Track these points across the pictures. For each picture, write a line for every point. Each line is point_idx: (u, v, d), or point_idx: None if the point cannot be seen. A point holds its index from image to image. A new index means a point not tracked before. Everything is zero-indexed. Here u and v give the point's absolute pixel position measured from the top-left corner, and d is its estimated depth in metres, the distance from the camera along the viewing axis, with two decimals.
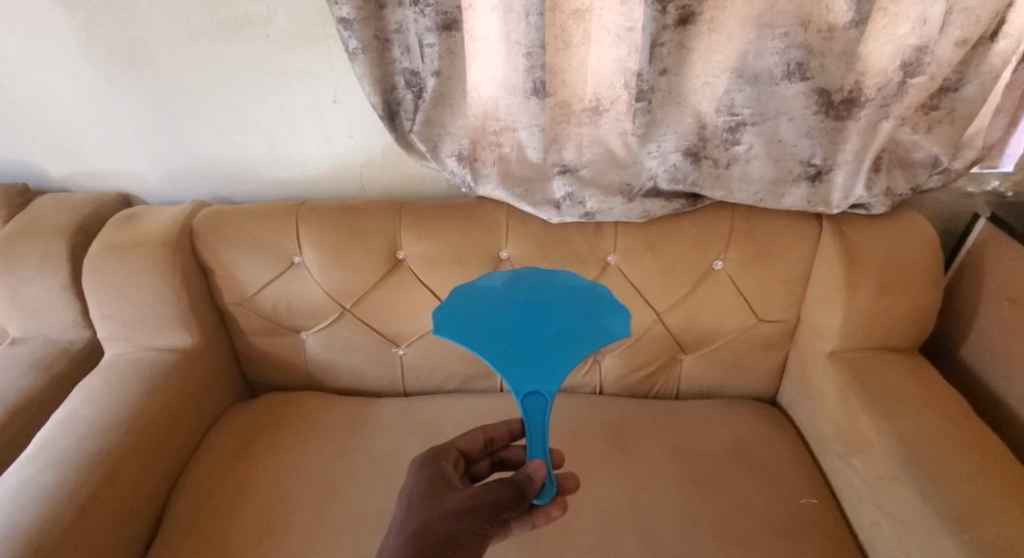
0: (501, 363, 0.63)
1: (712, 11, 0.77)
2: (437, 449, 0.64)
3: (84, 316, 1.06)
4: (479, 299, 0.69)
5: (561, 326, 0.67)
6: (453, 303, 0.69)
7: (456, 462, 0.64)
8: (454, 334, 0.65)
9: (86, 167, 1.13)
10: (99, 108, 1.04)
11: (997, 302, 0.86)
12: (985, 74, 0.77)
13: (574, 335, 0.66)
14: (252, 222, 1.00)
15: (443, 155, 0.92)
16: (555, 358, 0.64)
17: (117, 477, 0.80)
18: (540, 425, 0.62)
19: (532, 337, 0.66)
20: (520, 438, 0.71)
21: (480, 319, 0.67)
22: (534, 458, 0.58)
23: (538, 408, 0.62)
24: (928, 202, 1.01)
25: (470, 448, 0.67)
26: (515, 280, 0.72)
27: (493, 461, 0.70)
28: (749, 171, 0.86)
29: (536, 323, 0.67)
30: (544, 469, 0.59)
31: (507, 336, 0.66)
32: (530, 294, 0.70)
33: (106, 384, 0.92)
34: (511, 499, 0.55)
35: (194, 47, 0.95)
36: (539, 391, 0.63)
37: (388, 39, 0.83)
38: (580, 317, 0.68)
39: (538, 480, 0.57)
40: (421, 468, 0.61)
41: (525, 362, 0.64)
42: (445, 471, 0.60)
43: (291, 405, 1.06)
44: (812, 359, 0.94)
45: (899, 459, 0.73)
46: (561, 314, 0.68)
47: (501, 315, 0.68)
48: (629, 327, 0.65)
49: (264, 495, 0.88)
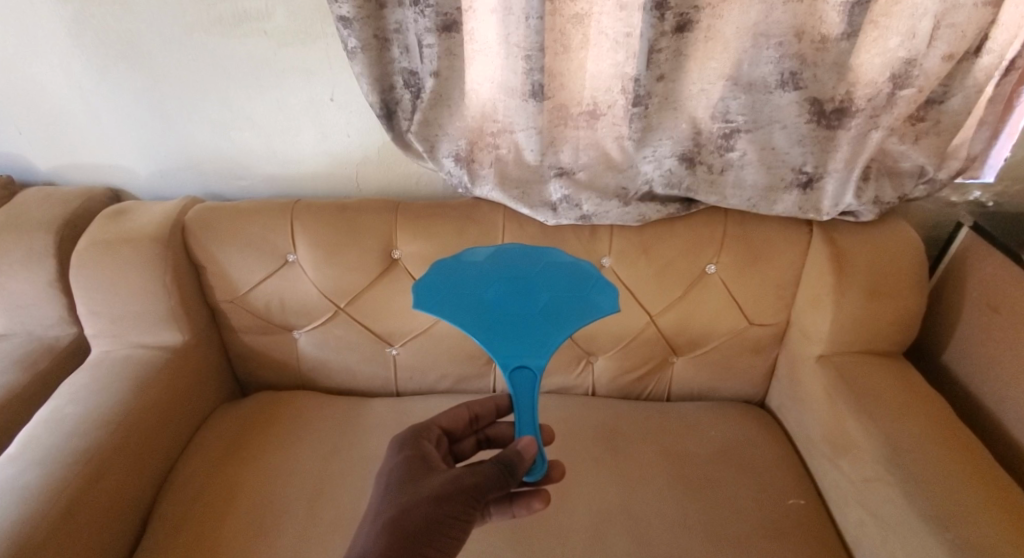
0: (487, 338, 0.64)
1: (708, 20, 0.78)
2: (418, 429, 0.64)
3: (70, 312, 1.04)
4: (464, 278, 0.70)
5: (549, 302, 0.67)
6: (439, 280, 0.70)
7: (437, 440, 0.65)
8: (439, 310, 0.65)
9: (74, 160, 1.11)
10: (88, 100, 1.02)
11: (978, 309, 0.89)
12: (969, 88, 0.80)
13: (561, 310, 0.67)
14: (246, 218, 0.99)
15: (440, 155, 0.92)
16: (542, 332, 0.65)
17: (105, 474, 0.78)
18: (529, 400, 0.63)
19: (518, 312, 0.67)
20: (506, 415, 0.72)
21: (465, 297, 0.68)
22: (525, 436, 0.58)
23: (526, 382, 0.63)
24: (913, 210, 1.03)
25: (452, 426, 0.68)
26: (500, 255, 0.73)
27: (479, 439, 0.70)
28: (743, 177, 0.88)
29: (523, 298, 0.68)
30: (535, 447, 0.59)
31: (492, 312, 0.66)
32: (515, 270, 0.70)
33: (93, 382, 0.91)
34: (496, 480, 0.54)
35: (189, 41, 0.94)
36: (526, 365, 0.63)
37: (387, 38, 0.83)
38: (566, 292, 0.68)
39: (529, 457, 0.57)
40: (401, 450, 0.61)
41: (512, 336, 0.65)
42: (425, 453, 0.60)
43: (283, 404, 1.05)
44: (801, 362, 0.95)
45: (885, 459, 0.75)
46: (547, 289, 0.69)
47: (487, 291, 0.68)
48: (616, 302, 0.66)
49: (256, 495, 0.88)
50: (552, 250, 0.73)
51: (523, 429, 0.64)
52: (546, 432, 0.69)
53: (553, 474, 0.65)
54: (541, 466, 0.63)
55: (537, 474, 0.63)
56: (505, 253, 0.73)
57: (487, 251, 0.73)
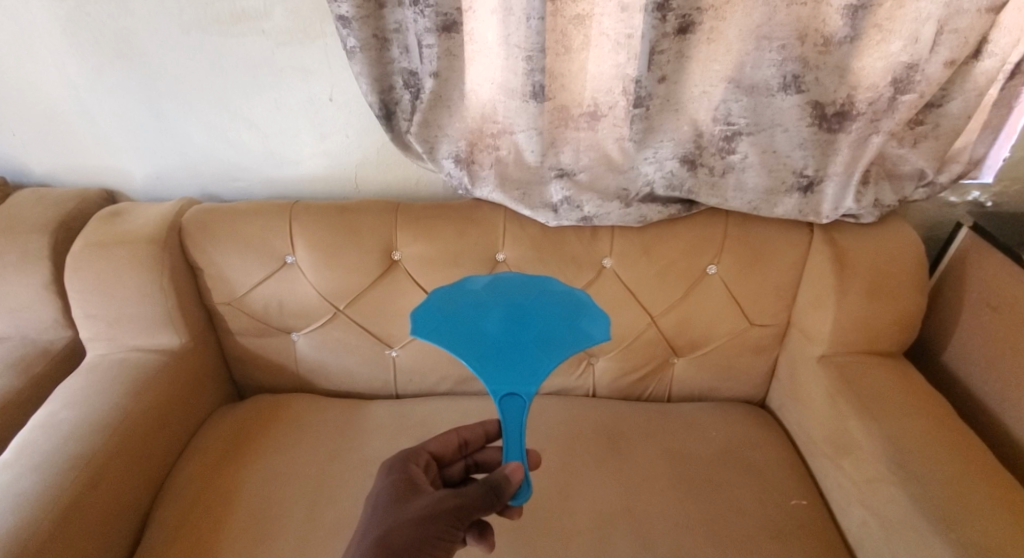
0: (481, 365, 0.64)
1: (710, 22, 0.78)
2: (406, 454, 0.64)
3: (65, 314, 1.03)
4: (460, 306, 0.70)
5: (542, 331, 0.68)
6: (435, 306, 0.70)
7: (426, 465, 0.65)
8: (434, 335, 0.66)
9: (69, 161, 1.09)
10: (84, 101, 1.01)
11: (979, 309, 0.90)
12: (970, 91, 0.80)
13: (553, 340, 0.67)
14: (244, 220, 0.98)
15: (439, 156, 0.92)
16: (534, 361, 0.65)
17: (103, 480, 0.77)
18: (517, 426, 0.63)
19: (511, 340, 0.67)
20: (496, 440, 0.71)
21: (460, 325, 0.68)
22: (512, 460, 0.57)
23: (516, 409, 0.63)
24: (912, 211, 1.04)
25: (442, 451, 0.67)
26: (498, 284, 0.73)
27: (467, 464, 0.70)
28: (744, 180, 0.88)
29: (517, 327, 0.68)
30: (523, 472, 0.58)
31: (486, 340, 0.66)
32: (512, 300, 0.71)
33: (89, 386, 0.90)
34: (481, 502, 0.55)
35: (187, 42, 0.93)
36: (517, 392, 0.63)
37: (387, 38, 0.83)
38: (558, 322, 0.69)
39: (516, 482, 0.57)
40: (389, 473, 0.61)
41: (505, 364, 0.65)
42: (413, 475, 0.61)
43: (282, 407, 1.04)
44: (802, 363, 0.96)
45: (888, 461, 0.75)
46: (541, 318, 0.69)
47: (483, 318, 0.69)
48: (607, 333, 0.67)
49: (255, 500, 0.87)
50: (549, 281, 0.74)
51: (510, 453, 0.63)
52: (531, 453, 0.66)
53: (522, 509, 0.61)
54: (528, 495, 0.60)
55: (522, 500, 0.60)
56: (503, 282, 0.73)
57: (486, 279, 0.73)
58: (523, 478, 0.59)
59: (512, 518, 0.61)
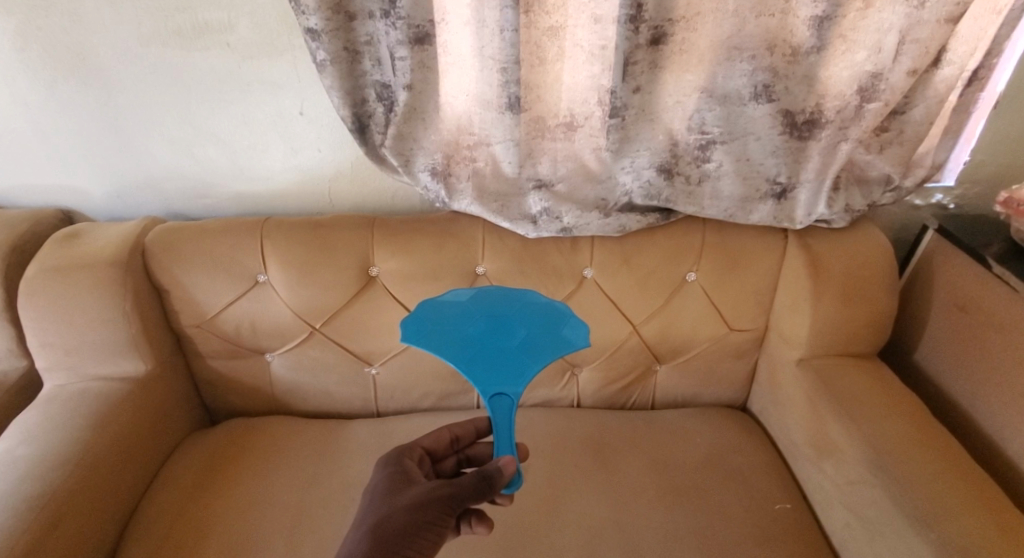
0: (467, 367, 0.64)
1: (684, 33, 0.79)
2: (401, 448, 0.63)
3: (20, 344, 0.97)
4: (446, 317, 0.70)
5: (525, 337, 0.68)
6: (421, 315, 0.70)
7: (420, 460, 0.64)
8: (423, 342, 0.66)
9: (22, 180, 1.04)
10: (36, 118, 0.96)
11: (948, 308, 0.93)
12: (931, 98, 0.84)
13: (536, 344, 0.67)
14: (211, 239, 0.95)
15: (415, 169, 0.90)
16: (520, 364, 0.65)
17: (63, 521, 0.72)
18: (506, 423, 0.62)
19: (498, 346, 0.67)
20: (486, 436, 0.71)
21: (448, 332, 0.68)
22: (505, 453, 0.57)
23: (503, 407, 0.63)
24: (881, 214, 1.07)
25: (434, 446, 0.67)
26: (482, 295, 0.73)
27: (459, 459, 0.69)
28: (719, 188, 0.89)
29: (501, 333, 0.69)
30: (515, 464, 0.58)
31: (473, 345, 0.67)
32: (495, 309, 0.71)
33: (47, 420, 0.84)
34: (472, 491, 0.54)
35: (146, 55, 0.90)
36: (505, 391, 0.63)
37: (358, 50, 0.80)
38: (540, 327, 0.69)
39: (509, 474, 0.56)
40: (384, 468, 0.60)
41: (492, 366, 0.65)
42: (408, 468, 0.60)
43: (257, 432, 1.00)
44: (781, 366, 0.97)
45: (868, 462, 0.77)
46: (525, 324, 0.70)
47: (468, 325, 0.69)
48: (587, 337, 0.67)
49: (230, 532, 0.83)
50: (530, 293, 0.74)
51: (501, 447, 0.62)
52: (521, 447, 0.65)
53: (513, 497, 0.60)
54: (520, 484, 0.59)
55: (515, 489, 0.59)
56: (486, 294, 0.73)
57: (470, 291, 0.74)
58: (515, 470, 0.58)
59: (504, 505, 0.60)
